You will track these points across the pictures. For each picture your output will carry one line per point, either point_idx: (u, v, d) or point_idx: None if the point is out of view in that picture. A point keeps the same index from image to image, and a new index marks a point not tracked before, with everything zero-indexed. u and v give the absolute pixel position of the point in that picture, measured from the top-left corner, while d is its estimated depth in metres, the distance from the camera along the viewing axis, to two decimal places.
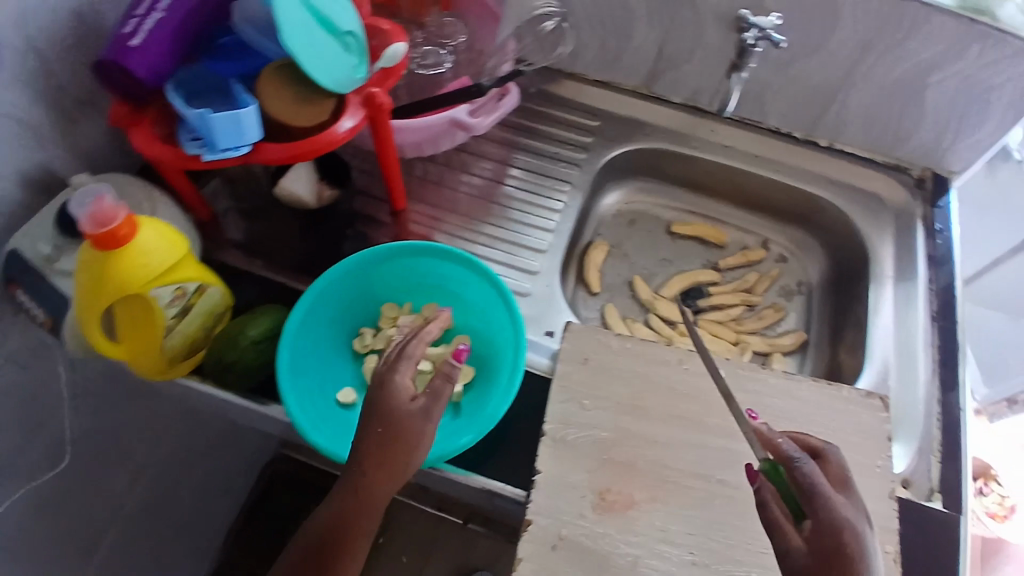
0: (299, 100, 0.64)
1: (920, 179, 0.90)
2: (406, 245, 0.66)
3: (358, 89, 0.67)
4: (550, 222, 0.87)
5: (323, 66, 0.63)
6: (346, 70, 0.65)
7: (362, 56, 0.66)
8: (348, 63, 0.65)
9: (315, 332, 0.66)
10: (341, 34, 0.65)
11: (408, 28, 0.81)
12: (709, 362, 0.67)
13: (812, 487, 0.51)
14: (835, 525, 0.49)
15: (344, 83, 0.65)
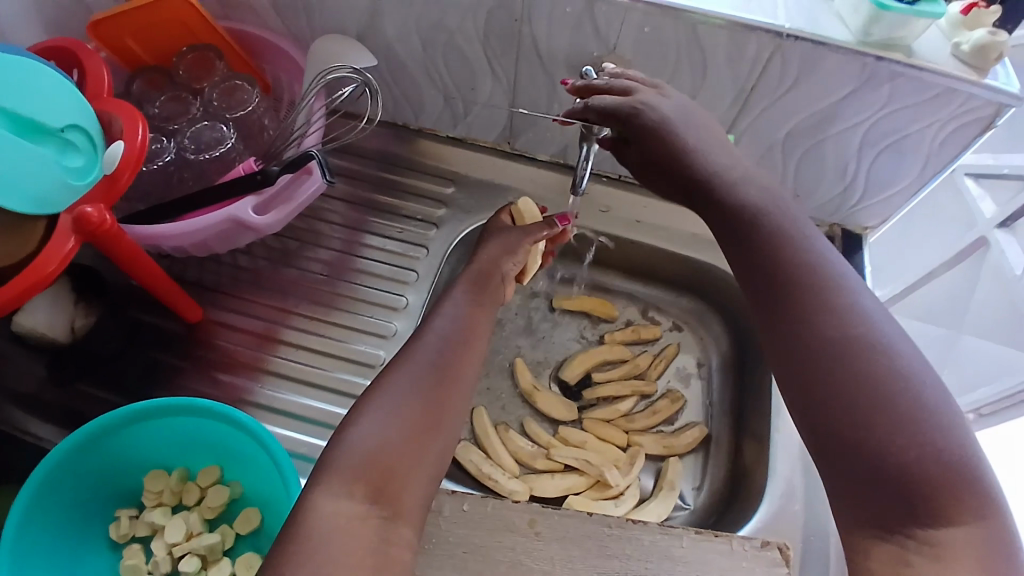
0: (7, 232, 0.51)
1: (830, 236, 0.78)
2: (157, 405, 0.50)
3: (79, 200, 0.51)
4: (390, 324, 0.69)
5: (22, 182, 0.48)
6: (53, 182, 0.49)
7: (89, 157, 0.52)
8: (57, 171, 0.49)
9: (55, 526, 0.51)
10: (53, 132, 0.50)
11: (174, 110, 0.66)
12: (565, 523, 0.53)
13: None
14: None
15: (55, 199, 0.50)
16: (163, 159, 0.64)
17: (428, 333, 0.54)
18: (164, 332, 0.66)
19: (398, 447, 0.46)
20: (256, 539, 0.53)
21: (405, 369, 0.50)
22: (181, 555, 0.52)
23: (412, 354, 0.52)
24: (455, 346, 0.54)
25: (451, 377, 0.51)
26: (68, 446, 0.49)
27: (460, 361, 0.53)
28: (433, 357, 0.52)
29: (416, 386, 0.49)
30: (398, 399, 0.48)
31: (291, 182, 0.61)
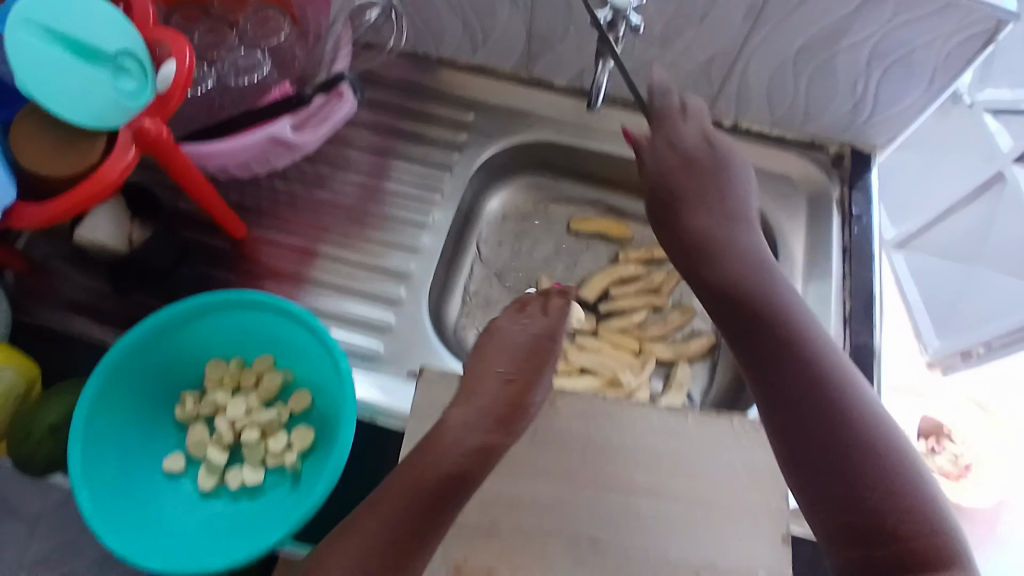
0: (70, 143, 0.56)
1: (839, 155, 0.80)
2: (220, 300, 0.57)
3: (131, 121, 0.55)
4: (419, 240, 0.74)
5: (81, 103, 0.52)
6: (108, 101, 0.53)
7: (141, 79, 0.54)
8: (112, 92, 0.53)
9: (133, 403, 0.57)
10: (111, 57, 0.53)
11: (213, 41, 0.71)
12: (580, 403, 0.59)
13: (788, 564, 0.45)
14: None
15: (110, 117, 0.53)
16: (206, 85, 0.68)
17: (490, 370, 0.54)
18: (211, 248, 0.72)
19: (460, 464, 0.48)
20: (308, 419, 0.60)
21: (463, 401, 0.52)
22: (243, 428, 0.59)
23: (481, 382, 0.53)
24: (507, 375, 0.54)
25: (510, 416, 0.52)
26: (137, 336, 0.55)
27: (519, 396, 0.53)
28: (495, 385, 0.53)
29: (482, 415, 0.51)
30: (468, 424, 0.50)
31: (324, 105, 0.66)
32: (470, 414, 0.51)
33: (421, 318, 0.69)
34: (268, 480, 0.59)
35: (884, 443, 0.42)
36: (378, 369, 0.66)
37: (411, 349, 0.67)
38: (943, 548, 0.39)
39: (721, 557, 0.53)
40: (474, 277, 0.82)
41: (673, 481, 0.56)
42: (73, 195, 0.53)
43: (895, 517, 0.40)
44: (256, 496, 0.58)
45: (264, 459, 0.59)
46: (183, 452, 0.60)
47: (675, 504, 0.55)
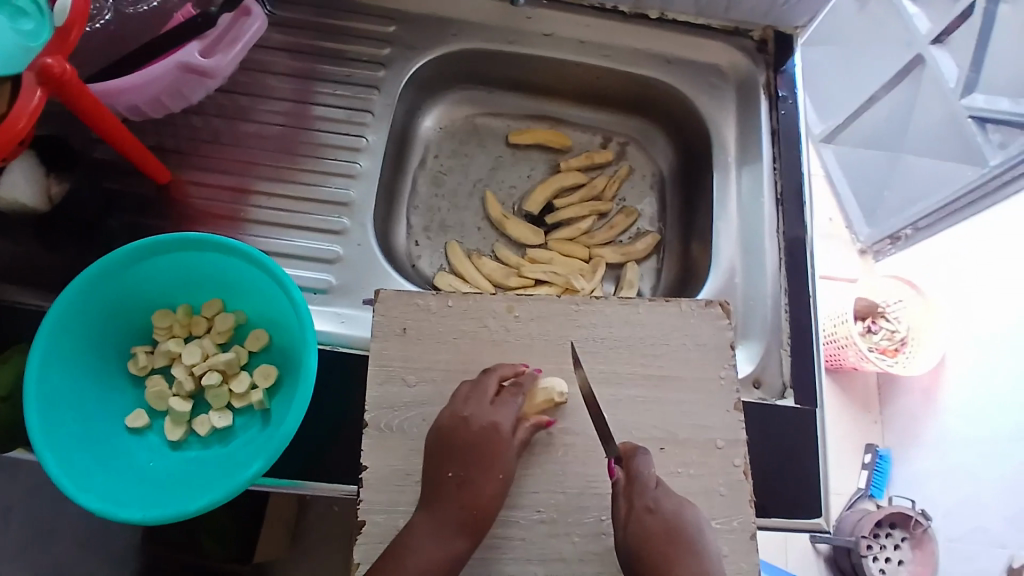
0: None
1: (762, 40, 0.79)
2: (156, 242, 0.53)
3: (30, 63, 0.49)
4: (356, 165, 0.71)
5: None
6: (11, 45, 0.48)
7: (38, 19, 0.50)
8: (14, 35, 0.48)
9: (77, 365, 0.54)
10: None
11: None
12: (538, 305, 0.60)
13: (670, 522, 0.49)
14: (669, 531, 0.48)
15: (17, 62, 0.48)
16: (103, 20, 0.62)
17: (483, 413, 0.53)
18: (137, 196, 0.67)
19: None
20: (269, 356, 0.58)
21: (448, 461, 0.51)
22: (204, 373, 0.56)
23: (446, 483, 0.51)
24: (488, 471, 0.51)
25: (479, 469, 0.51)
26: (72, 291, 0.51)
27: (498, 455, 0.52)
28: (468, 464, 0.51)
29: (449, 526, 0.49)
30: (437, 542, 0.49)
31: (232, 24, 0.61)
32: (436, 539, 0.49)
33: (368, 245, 0.67)
34: (238, 424, 0.56)
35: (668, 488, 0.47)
36: (333, 303, 0.64)
37: (363, 275, 0.65)
38: (684, 527, 0.48)
39: (680, 428, 0.58)
40: (419, 200, 0.81)
41: (632, 365, 0.59)
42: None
43: (629, 516, 0.49)
44: (228, 440, 0.55)
45: (230, 402, 0.56)
46: (144, 408, 0.57)
47: (637, 386, 0.58)
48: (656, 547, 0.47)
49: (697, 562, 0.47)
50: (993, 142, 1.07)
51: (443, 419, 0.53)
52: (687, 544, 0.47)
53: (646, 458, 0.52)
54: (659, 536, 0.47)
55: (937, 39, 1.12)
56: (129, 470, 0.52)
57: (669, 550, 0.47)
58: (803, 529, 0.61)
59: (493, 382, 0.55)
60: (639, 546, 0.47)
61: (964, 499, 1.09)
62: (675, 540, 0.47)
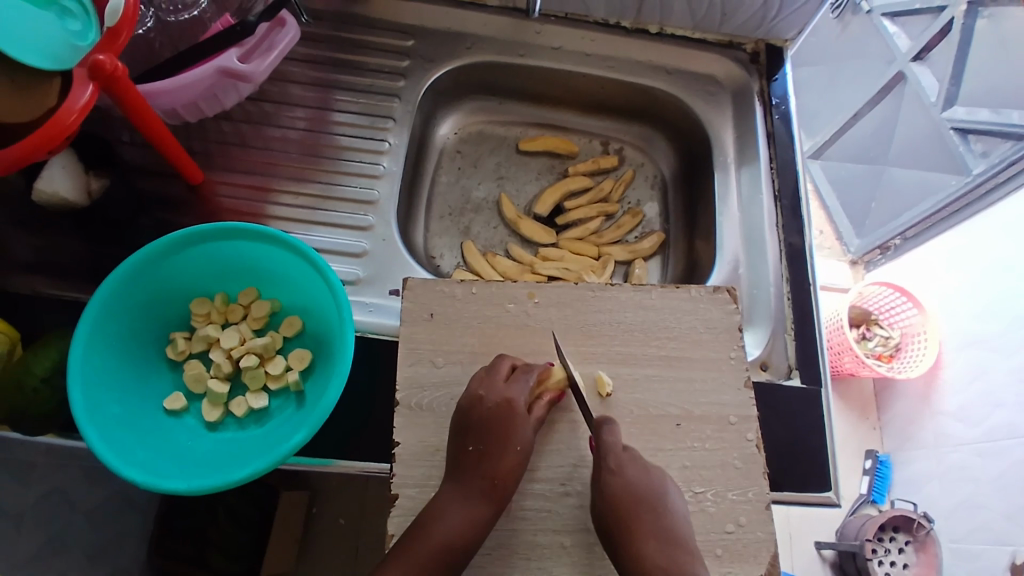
0: (19, 93, 0.52)
1: (755, 52, 0.84)
2: (201, 231, 0.56)
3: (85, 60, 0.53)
4: (378, 167, 0.75)
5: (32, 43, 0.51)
6: (59, 40, 0.52)
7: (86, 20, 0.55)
8: (64, 33, 0.53)
9: (120, 348, 0.56)
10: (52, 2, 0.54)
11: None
12: (556, 292, 0.63)
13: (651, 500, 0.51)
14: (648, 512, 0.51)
15: (63, 56, 0.52)
16: (145, 24, 0.67)
17: (497, 390, 0.55)
18: (169, 195, 0.70)
19: (468, 547, 0.50)
20: (302, 341, 0.61)
21: (468, 436, 0.54)
22: (241, 357, 0.59)
23: (467, 457, 0.53)
24: (505, 444, 0.53)
25: (497, 441, 0.53)
26: (121, 276, 0.54)
27: (513, 431, 0.54)
28: (487, 439, 0.53)
29: (473, 495, 0.51)
30: (465, 509, 0.51)
31: (268, 33, 0.66)
32: (464, 506, 0.51)
33: (392, 240, 0.71)
34: (274, 405, 0.59)
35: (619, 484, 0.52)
36: (361, 293, 0.67)
37: (388, 268, 0.69)
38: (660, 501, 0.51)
39: (695, 405, 0.60)
40: (435, 203, 0.85)
41: (648, 347, 0.62)
42: (22, 143, 0.48)
43: (598, 478, 0.53)
44: (264, 420, 0.58)
45: (266, 384, 0.59)
46: (182, 391, 0.59)
47: (652, 365, 0.61)
48: (621, 509, 0.51)
49: (659, 521, 0.51)
50: (976, 152, 1.13)
51: (460, 401, 0.56)
52: (648, 506, 0.51)
53: (614, 427, 0.54)
54: (625, 496, 0.51)
55: (917, 55, 1.19)
56: (172, 447, 0.55)
57: (636, 512, 0.51)
58: (814, 503, 0.64)
59: (506, 365, 0.57)
60: (609, 503, 0.51)
61: (963, 503, 1.12)
62: (639, 502, 0.51)
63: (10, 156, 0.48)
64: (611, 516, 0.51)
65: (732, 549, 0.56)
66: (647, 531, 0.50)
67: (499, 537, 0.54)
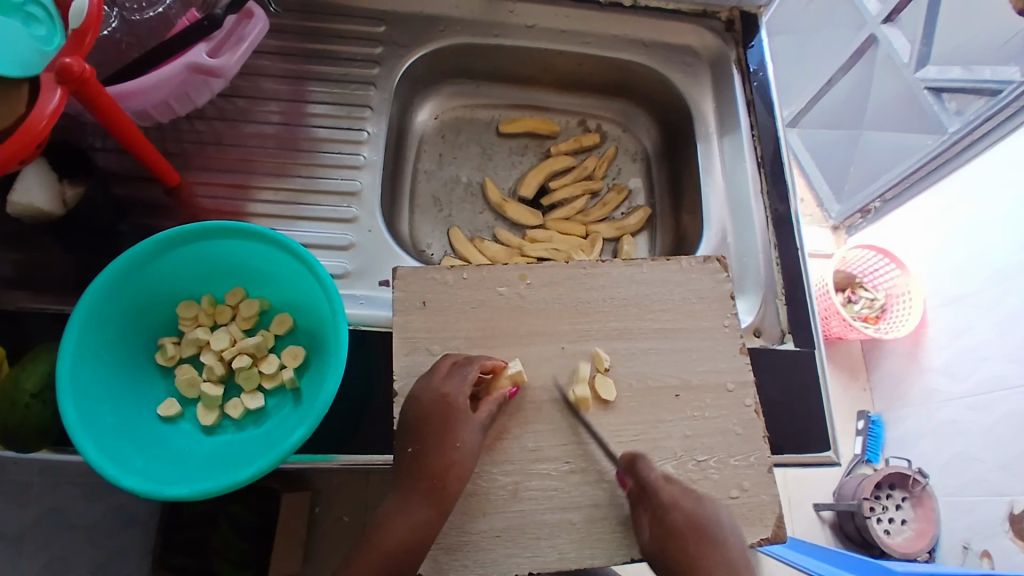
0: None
1: (730, 20, 0.84)
2: (183, 232, 0.55)
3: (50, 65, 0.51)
4: (358, 156, 0.74)
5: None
6: (26, 48, 0.51)
7: (50, 25, 0.53)
8: (30, 39, 0.51)
9: (108, 357, 0.55)
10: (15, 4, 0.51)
11: None
12: (549, 272, 0.63)
13: (697, 524, 0.52)
14: (699, 528, 0.52)
15: (30, 63, 0.51)
16: (111, 25, 0.66)
17: (431, 389, 0.55)
18: (146, 199, 0.69)
19: (418, 550, 0.51)
20: (295, 338, 0.61)
21: (405, 439, 0.54)
22: (234, 357, 0.59)
23: (405, 459, 0.53)
24: (444, 443, 0.53)
25: (433, 441, 0.53)
26: (103, 282, 0.53)
27: (449, 429, 0.53)
28: (421, 440, 0.53)
29: (416, 500, 0.52)
30: (408, 514, 0.51)
31: (235, 26, 0.65)
32: (406, 512, 0.51)
33: (378, 231, 0.70)
34: (271, 404, 0.59)
35: (682, 519, 0.52)
36: (351, 287, 0.67)
37: (377, 259, 0.68)
38: (702, 519, 0.52)
39: (693, 375, 0.61)
40: (418, 191, 0.84)
41: (643, 320, 0.62)
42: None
43: (652, 519, 0.52)
44: (262, 420, 0.58)
45: (261, 384, 0.59)
46: (175, 397, 0.58)
47: (649, 338, 0.62)
48: (685, 545, 0.51)
49: (722, 553, 0.51)
50: (951, 110, 1.14)
51: (402, 403, 0.56)
52: (701, 534, 0.51)
53: (647, 462, 0.54)
54: (682, 527, 0.52)
55: (887, 17, 1.18)
56: (170, 453, 0.54)
57: (696, 544, 0.51)
58: (815, 463, 0.65)
59: (445, 362, 0.56)
60: (669, 540, 0.51)
61: (956, 455, 1.14)
62: (700, 537, 0.51)
63: None
64: (678, 555, 0.51)
65: (738, 513, 0.57)
66: (712, 562, 0.51)
67: (508, 519, 0.54)
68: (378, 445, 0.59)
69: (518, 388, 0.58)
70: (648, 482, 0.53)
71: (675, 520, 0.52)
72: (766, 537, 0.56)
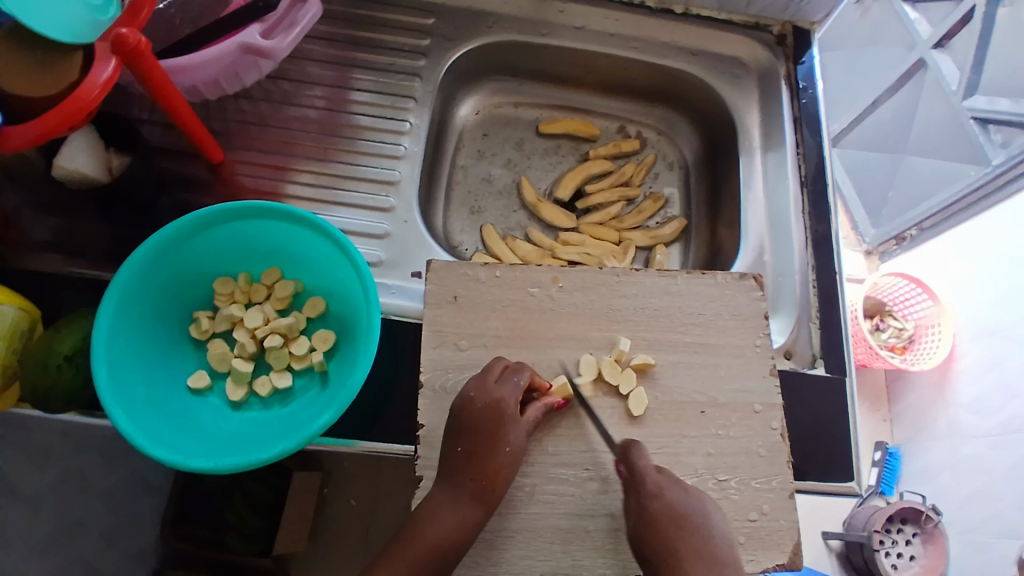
0: (39, 67, 0.51)
1: (782, 34, 0.82)
2: (225, 209, 0.55)
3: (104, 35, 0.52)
4: (398, 146, 0.74)
5: (53, 16, 0.49)
6: (82, 17, 0.51)
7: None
8: (84, 9, 0.52)
9: (142, 327, 0.56)
10: None
11: None
12: (581, 276, 0.63)
13: (682, 513, 0.50)
14: (682, 514, 0.50)
15: (85, 32, 0.52)
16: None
17: (487, 391, 0.54)
18: (189, 174, 0.70)
19: (459, 549, 0.50)
20: (326, 322, 0.61)
21: (458, 436, 0.53)
22: (265, 336, 0.59)
23: (457, 458, 0.52)
24: (495, 445, 0.52)
25: (486, 442, 0.52)
26: (145, 253, 0.54)
27: (501, 433, 0.53)
28: (475, 439, 0.52)
29: (465, 498, 0.51)
30: (455, 512, 0.51)
31: (289, 10, 0.65)
32: (454, 509, 0.51)
33: (414, 221, 0.70)
34: (298, 385, 0.59)
35: (666, 508, 0.50)
36: (384, 275, 0.67)
37: (411, 250, 0.68)
38: (693, 516, 0.50)
39: (720, 392, 0.60)
40: (454, 185, 0.84)
41: (673, 333, 0.62)
42: (41, 119, 0.47)
43: (638, 504, 0.51)
44: (288, 401, 0.58)
45: (290, 365, 0.59)
46: (206, 371, 0.59)
47: (677, 351, 0.61)
48: (666, 535, 0.49)
49: (704, 544, 0.49)
50: (996, 142, 1.11)
51: (455, 402, 0.55)
52: (691, 527, 0.49)
53: (642, 449, 0.54)
54: (667, 519, 0.50)
55: (937, 43, 1.17)
56: (197, 427, 0.55)
57: (677, 534, 0.49)
58: (838, 492, 0.63)
59: (497, 367, 0.56)
60: (648, 526, 0.50)
61: (975, 494, 1.12)
62: (682, 526, 0.49)
63: (34, 131, 0.47)
64: (658, 545, 0.49)
65: (756, 537, 0.56)
66: (694, 551, 0.48)
67: (524, 521, 0.54)
68: (399, 434, 0.60)
69: (566, 402, 0.58)
70: (642, 467, 0.53)
71: (653, 505, 0.50)
72: (783, 563, 0.55)
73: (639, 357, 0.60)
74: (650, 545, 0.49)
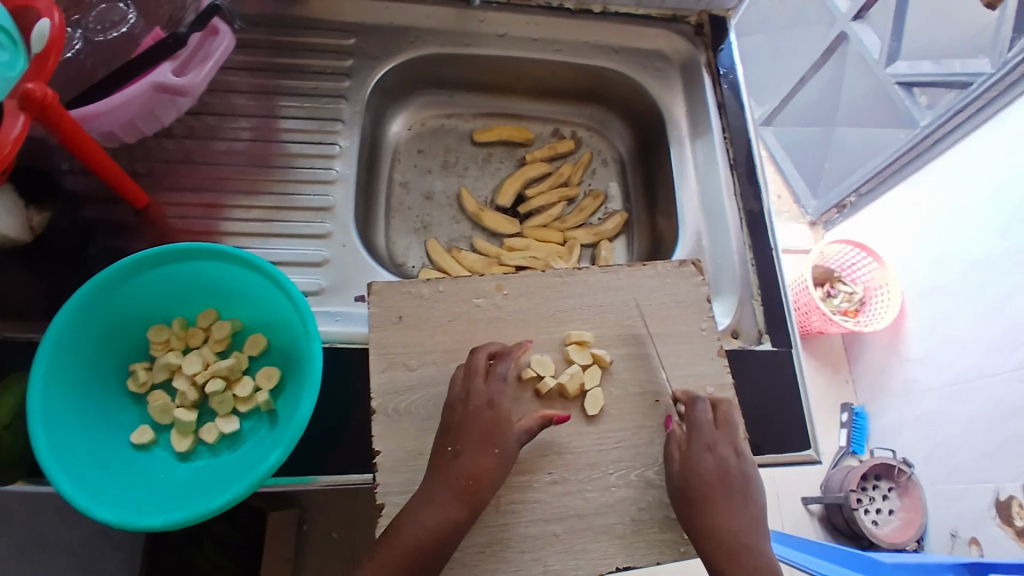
0: None
1: (699, 24, 0.84)
2: (152, 255, 0.54)
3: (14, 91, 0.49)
4: (330, 171, 0.73)
5: None
6: None
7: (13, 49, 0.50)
8: None
9: (76, 386, 0.54)
10: None
11: None
12: (524, 282, 0.63)
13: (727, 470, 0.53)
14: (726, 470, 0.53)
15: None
16: (74, 47, 0.65)
17: (478, 391, 0.54)
18: (114, 222, 0.67)
19: (436, 549, 0.49)
20: (270, 359, 0.60)
21: (449, 435, 0.53)
22: (207, 382, 0.58)
23: (446, 456, 0.53)
24: (484, 446, 0.52)
25: (476, 444, 0.52)
26: (69, 310, 0.51)
27: (494, 433, 0.53)
28: (465, 438, 0.52)
29: (447, 498, 0.50)
30: (433, 510, 0.50)
31: (201, 43, 0.64)
32: (435, 508, 0.50)
33: (353, 245, 0.69)
34: (247, 427, 0.58)
35: (725, 462, 0.54)
36: (327, 303, 0.66)
37: (351, 275, 0.67)
38: (736, 477, 0.53)
39: (671, 379, 0.61)
40: (393, 203, 0.84)
41: (620, 327, 0.62)
42: None
43: (685, 458, 0.54)
44: (238, 444, 0.57)
45: (236, 408, 0.58)
46: (148, 424, 0.57)
47: (626, 344, 0.62)
48: (709, 492, 0.53)
49: (744, 505, 0.52)
50: (922, 104, 1.15)
51: (446, 402, 0.55)
52: (736, 488, 0.53)
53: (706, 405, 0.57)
54: (715, 479, 0.53)
55: (857, 14, 1.21)
56: (143, 483, 0.53)
57: (722, 492, 0.52)
58: (795, 461, 0.65)
59: (490, 360, 0.57)
60: (691, 481, 0.53)
61: (938, 447, 1.15)
62: (727, 485, 0.53)
63: None
64: (697, 502, 0.52)
65: None
66: (728, 515, 0.52)
67: (491, 532, 0.54)
68: (355, 462, 0.59)
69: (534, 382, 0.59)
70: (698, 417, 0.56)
71: (707, 460, 0.54)
72: None
73: (596, 351, 0.61)
74: (692, 503, 0.53)
